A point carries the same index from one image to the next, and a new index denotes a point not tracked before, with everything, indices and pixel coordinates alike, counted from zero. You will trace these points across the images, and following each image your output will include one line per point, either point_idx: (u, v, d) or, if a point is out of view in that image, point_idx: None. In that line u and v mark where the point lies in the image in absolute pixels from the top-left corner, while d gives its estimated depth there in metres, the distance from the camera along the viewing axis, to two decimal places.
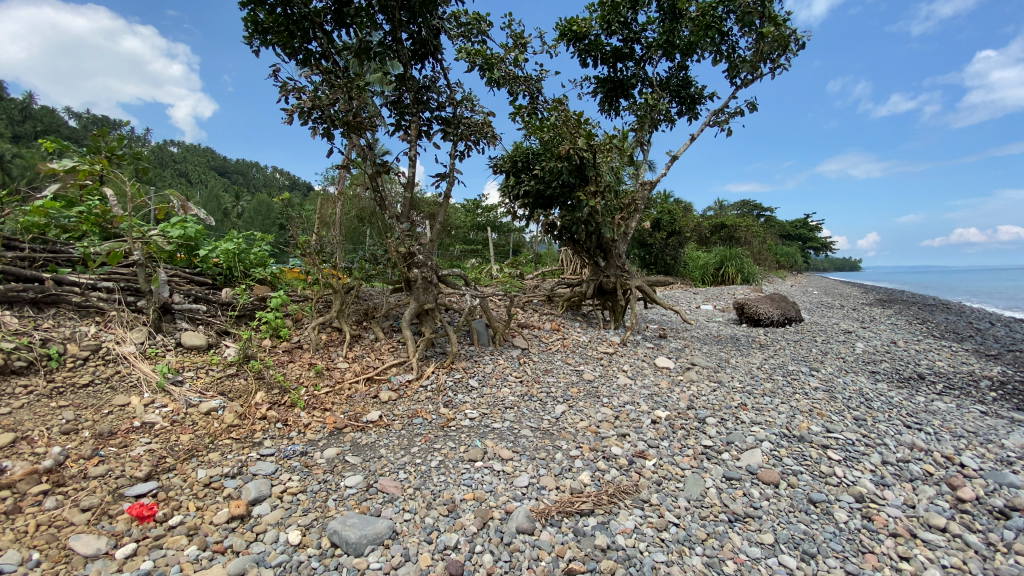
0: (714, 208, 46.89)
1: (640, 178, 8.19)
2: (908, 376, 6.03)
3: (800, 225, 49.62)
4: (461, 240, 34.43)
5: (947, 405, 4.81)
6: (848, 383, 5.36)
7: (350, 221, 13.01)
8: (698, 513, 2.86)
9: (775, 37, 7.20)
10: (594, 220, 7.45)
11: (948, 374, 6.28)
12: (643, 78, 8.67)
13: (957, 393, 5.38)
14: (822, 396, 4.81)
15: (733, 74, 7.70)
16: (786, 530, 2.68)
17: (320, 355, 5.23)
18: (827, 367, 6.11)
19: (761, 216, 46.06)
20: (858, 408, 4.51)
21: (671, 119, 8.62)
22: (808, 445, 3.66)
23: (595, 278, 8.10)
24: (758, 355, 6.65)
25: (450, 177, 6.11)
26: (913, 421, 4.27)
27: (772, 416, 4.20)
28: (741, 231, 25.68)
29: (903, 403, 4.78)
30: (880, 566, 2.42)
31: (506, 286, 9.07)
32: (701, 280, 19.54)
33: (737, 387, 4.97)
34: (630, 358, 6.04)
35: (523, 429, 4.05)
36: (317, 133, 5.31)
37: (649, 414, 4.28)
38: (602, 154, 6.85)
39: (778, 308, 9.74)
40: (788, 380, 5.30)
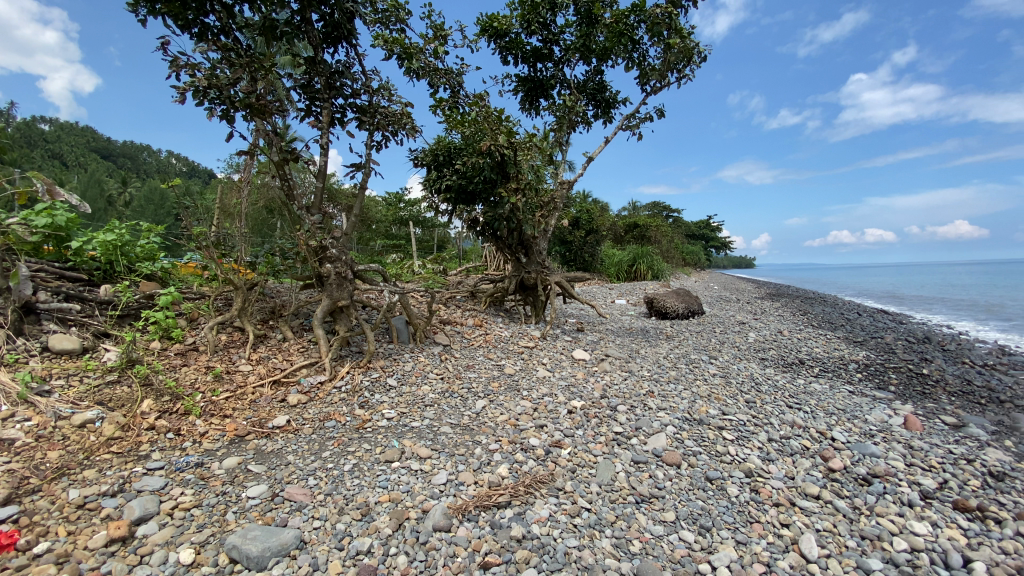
0: (629, 208, 49.29)
1: (559, 176, 8.38)
2: (791, 361, 6.76)
3: (704, 226, 53.68)
4: (381, 235, 33.32)
5: (822, 386, 5.47)
6: (741, 369, 5.91)
7: (257, 212, 12.08)
8: (608, 497, 2.99)
9: (680, 49, 7.69)
10: (516, 217, 7.49)
11: (823, 358, 7.13)
12: (562, 79, 8.88)
13: (830, 375, 6.12)
14: (720, 381, 5.25)
15: (643, 81, 8.13)
16: (686, 507, 2.89)
17: (219, 357, 4.81)
18: (724, 355, 6.68)
19: (670, 217, 49.28)
20: (750, 391, 4.98)
21: (587, 121, 8.92)
22: (706, 428, 3.97)
23: (517, 274, 8.18)
24: (665, 345, 7.12)
25: (365, 168, 5.88)
26: (794, 401, 4.79)
27: (676, 402, 4.50)
28: (652, 230, 27.25)
29: (786, 386, 5.35)
30: (765, 533, 2.68)
31: (427, 282, 8.94)
32: (616, 276, 20.44)
33: (646, 376, 5.29)
34: (550, 351, 6.19)
35: (442, 427, 4.00)
36: (215, 115, 4.88)
37: (566, 405, 4.41)
38: (523, 151, 6.95)
39: (684, 301, 10.48)
40: (690, 368, 5.72)
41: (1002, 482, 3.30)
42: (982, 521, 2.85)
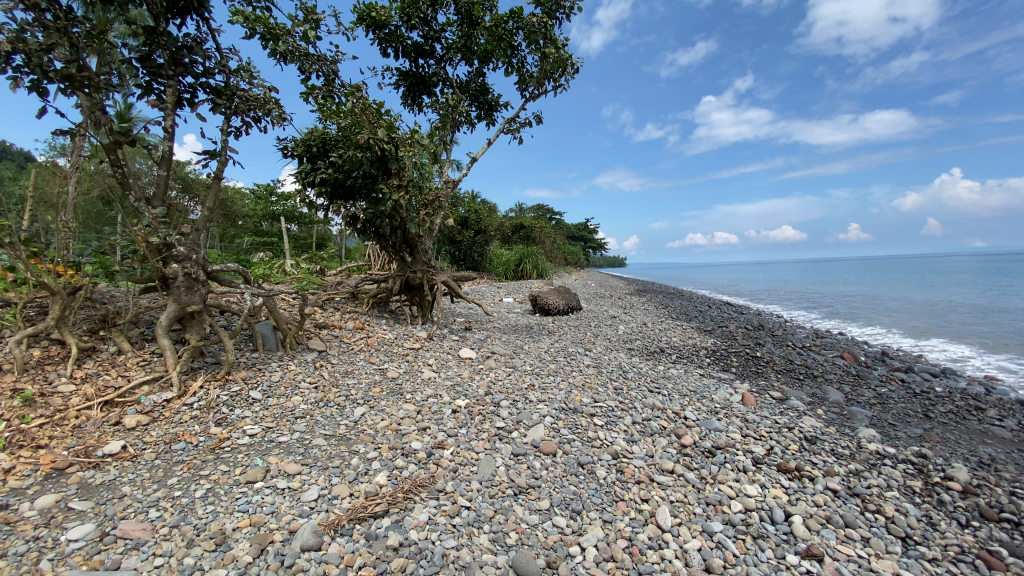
0: (515, 210, 50.68)
1: (444, 175, 8.32)
2: (655, 350, 7.49)
3: (583, 228, 57.12)
4: (251, 232, 30.23)
5: (679, 372, 6.14)
6: (612, 359, 6.40)
7: (88, 203, 10.21)
8: (487, 493, 3.02)
9: (555, 59, 8.06)
10: (399, 215, 7.24)
11: (680, 346, 8.01)
12: (444, 78, 8.83)
13: (686, 361, 6.90)
14: (593, 372, 5.62)
15: (522, 86, 8.40)
16: (560, 494, 3.03)
17: (29, 377, 3.96)
18: (598, 347, 7.18)
19: (553, 219, 51.71)
20: (619, 379, 5.41)
21: (471, 122, 8.98)
22: (580, 416, 4.21)
23: (401, 273, 7.92)
24: (547, 340, 7.44)
25: (221, 156, 5.28)
26: (655, 385, 5.31)
27: (554, 394, 4.72)
28: (536, 232, 28.29)
29: (650, 372, 5.90)
30: (628, 510, 2.91)
31: (302, 283, 8.31)
32: (504, 275, 20.83)
33: (528, 370, 5.48)
34: (435, 352, 6.11)
35: (315, 439, 3.73)
36: (22, 86, 3.97)
37: (450, 405, 4.38)
38: (404, 147, 6.82)
39: (564, 298, 11.04)
40: (568, 361, 6.05)
41: (812, 444, 3.97)
42: (797, 479, 3.40)
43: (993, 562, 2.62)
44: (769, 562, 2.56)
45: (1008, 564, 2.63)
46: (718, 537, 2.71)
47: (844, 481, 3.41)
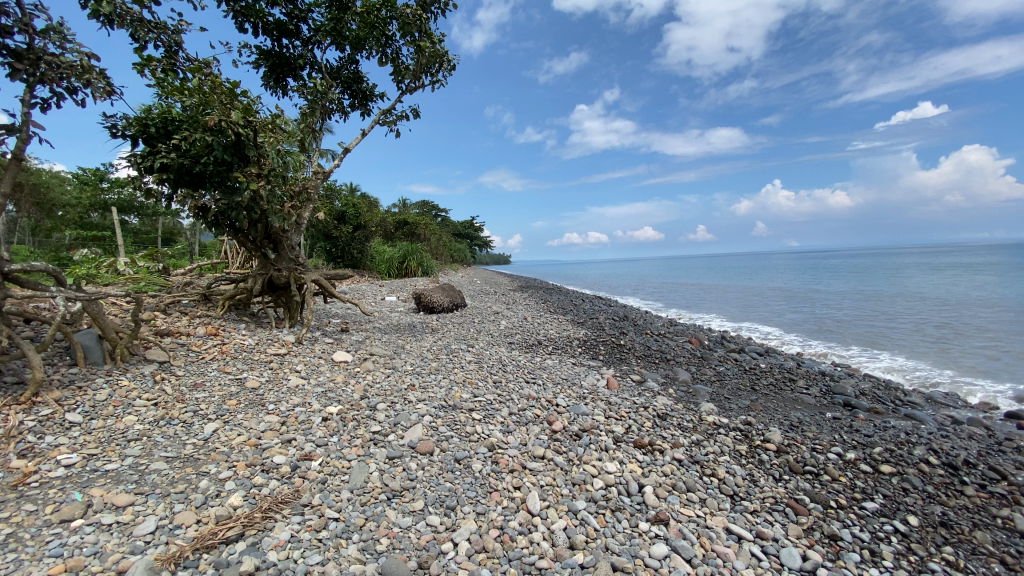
0: (398, 205, 49.17)
1: (315, 166, 7.76)
2: (532, 343, 7.79)
3: (468, 226, 57.23)
4: (72, 224, 25.23)
5: (554, 362, 6.47)
6: (492, 354, 6.52)
7: None
8: (359, 500, 2.89)
9: (431, 52, 7.95)
10: (260, 208, 6.57)
11: (556, 338, 8.43)
12: (312, 61, 8.23)
13: (561, 352, 7.29)
14: (473, 367, 5.68)
15: (398, 79, 8.15)
16: (434, 492, 3.01)
17: None
18: (479, 343, 7.27)
19: (438, 215, 51.15)
20: (497, 373, 5.53)
21: (343, 111, 8.49)
22: (458, 412, 4.22)
23: (263, 271, 7.25)
24: (429, 338, 7.34)
25: (22, 132, 4.34)
26: (531, 376, 5.53)
27: (433, 392, 4.67)
28: (420, 228, 27.68)
29: (527, 364, 6.13)
30: (501, 499, 2.99)
31: (140, 284, 7.16)
32: (386, 273, 20.01)
33: (407, 370, 5.35)
34: (305, 356, 5.68)
35: (153, 463, 3.24)
36: None
37: (320, 412, 4.10)
38: (263, 132, 6.25)
39: (448, 295, 10.99)
40: (449, 358, 6.04)
41: (664, 421, 4.45)
42: (650, 453, 3.78)
43: (799, 508, 3.20)
44: (625, 531, 2.81)
45: (809, 509, 3.22)
46: (582, 514, 2.91)
47: (687, 451, 3.87)
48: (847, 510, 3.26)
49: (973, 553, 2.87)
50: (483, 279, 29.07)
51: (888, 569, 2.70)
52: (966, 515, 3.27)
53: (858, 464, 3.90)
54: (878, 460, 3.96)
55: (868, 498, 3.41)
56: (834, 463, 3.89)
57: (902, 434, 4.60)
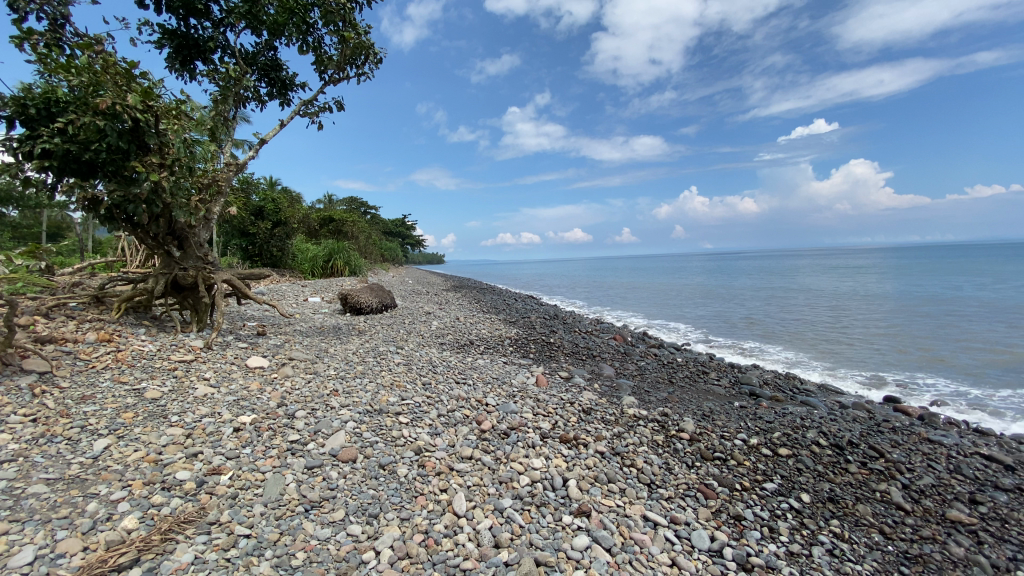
0: (324, 201, 46.96)
1: (228, 157, 7.22)
2: (464, 343, 7.75)
3: (398, 224, 55.84)
4: None
5: (485, 361, 6.49)
6: (422, 355, 6.42)
7: None
8: (273, 514, 2.73)
9: (355, 44, 7.67)
10: (162, 201, 6.01)
11: (487, 338, 8.45)
12: (223, 45, 7.67)
13: (492, 351, 7.32)
14: (401, 369, 5.55)
15: (320, 69, 7.79)
16: (356, 501, 2.91)
17: None
18: (409, 344, 7.12)
19: (367, 213, 49.49)
20: (426, 374, 5.45)
21: (260, 100, 7.97)
22: (384, 416, 4.11)
23: (166, 270, 6.62)
24: (355, 341, 7.09)
25: None
26: (460, 377, 5.50)
27: (358, 396, 4.51)
28: (348, 226, 26.60)
29: (457, 365, 6.10)
30: (427, 503, 2.95)
31: (15, 284, 6.29)
32: (310, 273, 19.03)
33: (331, 375, 5.13)
34: (215, 363, 5.27)
35: (31, 486, 2.83)
36: None
37: (231, 423, 3.82)
38: (165, 119, 5.74)
39: (376, 296, 10.67)
40: (376, 361, 5.86)
41: (588, 415, 4.60)
42: (575, 447, 3.89)
43: (708, 492, 3.43)
44: (549, 526, 2.87)
45: (717, 492, 3.47)
46: (507, 512, 2.93)
47: (609, 443, 4.03)
48: (750, 491, 3.54)
49: (856, 524, 3.23)
50: (415, 279, 28.29)
51: (784, 543, 2.97)
52: (850, 490, 3.67)
53: (761, 448, 4.25)
54: (777, 444, 4.34)
55: (768, 479, 3.73)
56: (740, 448, 4.21)
57: (798, 419, 5.07)
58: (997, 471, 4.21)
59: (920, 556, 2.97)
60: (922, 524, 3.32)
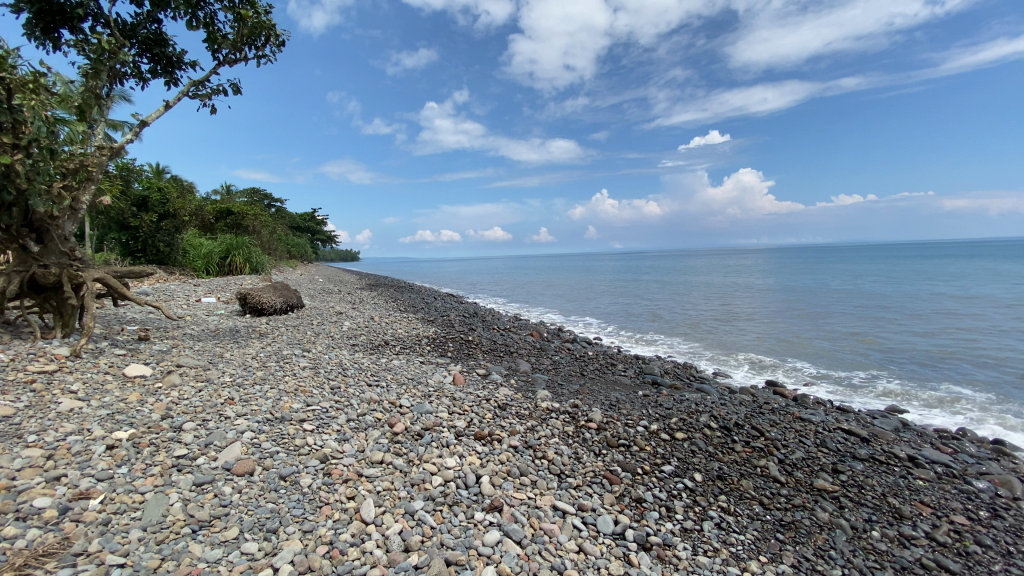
0: (221, 192, 43.06)
1: (102, 140, 6.38)
2: (377, 343, 7.52)
3: (307, 219, 52.83)
4: None
5: (400, 362, 6.34)
6: (331, 357, 6.13)
7: None
8: (154, 539, 2.46)
9: (255, 23, 7.12)
10: (16, 188, 5.17)
11: (403, 337, 8.27)
12: (95, 12, 6.75)
13: (407, 351, 7.17)
14: (308, 373, 5.25)
15: (214, 48, 7.13)
16: (252, 516, 2.72)
17: None
18: (317, 346, 6.77)
19: (272, 206, 46.26)
20: (335, 378, 5.21)
21: (141, 77, 7.13)
22: (287, 424, 3.87)
23: (21, 268, 5.71)
24: (256, 344, 6.59)
25: None
26: (373, 379, 5.32)
27: (257, 404, 4.20)
28: (249, 219, 24.65)
29: (370, 366, 5.90)
30: (332, 512, 2.82)
31: None
32: (203, 270, 17.34)
33: (226, 382, 4.73)
34: (84, 373, 4.63)
35: None
36: None
37: (103, 440, 3.38)
38: (20, 92, 4.93)
39: (281, 295, 10.00)
40: (279, 365, 5.50)
41: (503, 411, 4.67)
42: (489, 443, 3.93)
43: (613, 478, 3.63)
44: (460, 524, 2.87)
45: (621, 478, 3.68)
46: (418, 514, 2.89)
47: (522, 437, 4.12)
48: (650, 474, 3.80)
49: (740, 498, 3.59)
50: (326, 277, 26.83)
51: (679, 521, 3.22)
52: (736, 467, 4.06)
53: (660, 433, 4.57)
54: (674, 428, 4.69)
55: (666, 461, 4.03)
56: (642, 434, 4.50)
57: (693, 405, 5.53)
58: (853, 443, 4.89)
59: (793, 522, 3.37)
60: (794, 493, 3.76)
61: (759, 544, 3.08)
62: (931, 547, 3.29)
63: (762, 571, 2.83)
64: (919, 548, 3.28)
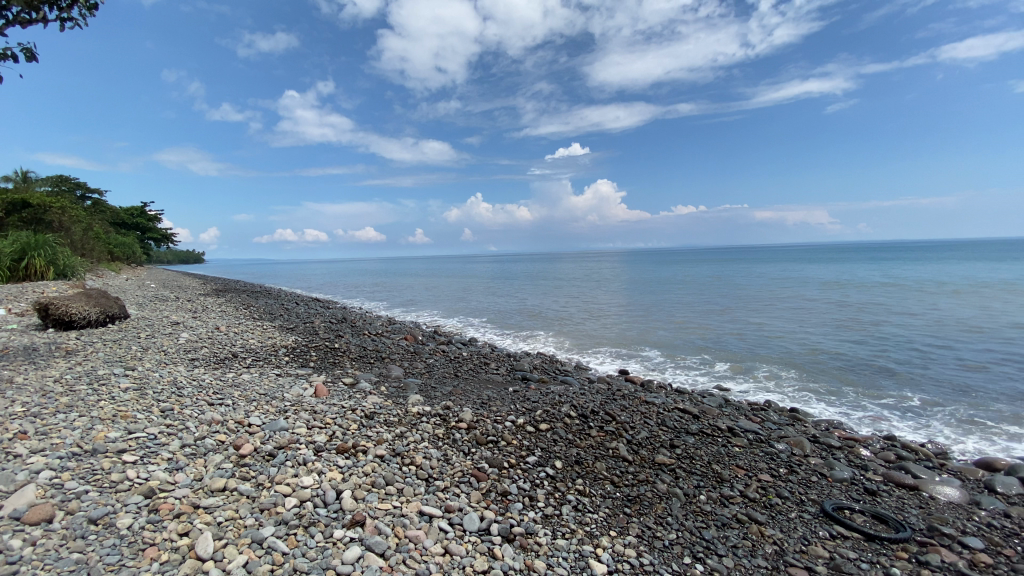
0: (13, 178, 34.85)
1: None
2: (224, 356, 6.74)
3: (137, 213, 45.44)
4: None
5: (251, 376, 5.77)
6: (164, 375, 5.34)
7: None
8: None
9: None
10: None
11: (256, 348, 7.53)
12: None
13: (261, 363, 6.55)
14: (131, 396, 4.50)
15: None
16: (50, 573, 2.26)
17: None
18: (145, 364, 5.84)
19: (88, 197, 38.81)
20: (169, 399, 4.56)
21: None
22: (102, 457, 3.29)
23: None
24: (60, 364, 5.47)
25: None
26: (217, 397, 4.76)
27: (60, 437, 3.50)
28: (53, 213, 20.40)
29: (213, 383, 5.27)
30: (160, 554, 2.48)
31: None
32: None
33: (15, 413, 3.84)
34: None
35: None
36: None
37: None
38: None
39: (96, 305, 8.42)
40: (93, 388, 4.63)
41: (369, 420, 4.51)
42: (352, 455, 3.77)
43: (480, 475, 3.73)
44: (317, 545, 2.72)
45: (488, 474, 3.79)
46: (268, 541, 2.67)
47: (389, 445, 4.02)
48: (516, 466, 3.98)
49: (595, 479, 3.93)
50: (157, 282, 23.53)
51: (541, 508, 3.42)
52: (592, 451, 4.44)
53: (526, 426, 4.79)
54: (539, 420, 4.96)
55: (531, 453, 4.25)
56: (509, 429, 4.68)
57: (557, 396, 5.91)
58: (687, 419, 5.64)
59: (638, 496, 3.78)
60: (640, 469, 4.23)
61: (610, 520, 3.40)
62: (744, 503, 3.93)
63: (612, 545, 3.13)
64: (735, 505, 3.90)
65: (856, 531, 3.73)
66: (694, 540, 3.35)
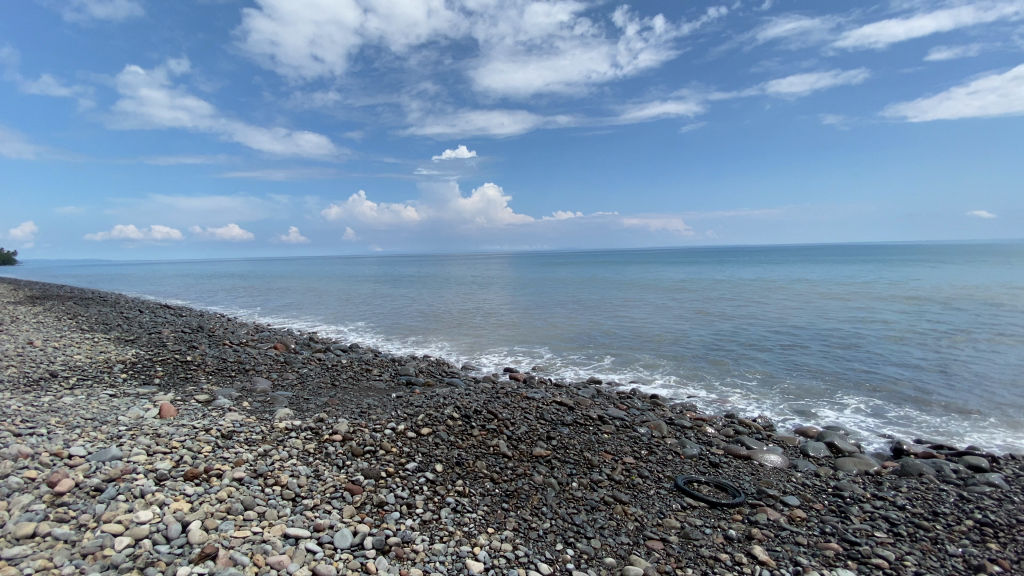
0: None
1: None
2: (37, 377, 5.63)
3: None
4: None
5: (75, 398, 4.91)
6: None
7: None
8: None
9: None
10: None
11: (82, 366, 6.40)
12: None
13: (89, 383, 5.59)
14: None
15: None
16: None
17: None
18: None
19: None
20: None
21: None
22: None
23: None
24: None
25: None
26: (25, 427, 3.97)
27: None
28: None
29: (20, 410, 4.38)
30: None
31: None
32: None
33: None
34: None
35: None
36: None
37: None
38: None
39: None
40: None
41: (226, 440, 4.10)
42: (203, 481, 3.41)
43: (354, 488, 3.59)
44: None
45: (363, 486, 3.66)
46: None
47: (250, 466, 3.70)
48: (394, 475, 3.90)
49: (474, 478, 4.01)
50: None
51: (418, 515, 3.40)
52: (472, 450, 4.51)
53: (406, 432, 4.71)
54: (420, 425, 4.91)
55: (410, 459, 4.19)
56: (388, 437, 4.57)
57: (441, 399, 5.89)
58: (563, 412, 6.00)
59: (516, 490, 3.92)
60: (518, 464, 4.40)
61: (488, 517, 3.49)
62: (611, 486, 4.29)
63: (488, 542, 3.22)
64: (603, 488, 4.24)
65: (702, 500, 4.26)
66: (566, 526, 3.57)
